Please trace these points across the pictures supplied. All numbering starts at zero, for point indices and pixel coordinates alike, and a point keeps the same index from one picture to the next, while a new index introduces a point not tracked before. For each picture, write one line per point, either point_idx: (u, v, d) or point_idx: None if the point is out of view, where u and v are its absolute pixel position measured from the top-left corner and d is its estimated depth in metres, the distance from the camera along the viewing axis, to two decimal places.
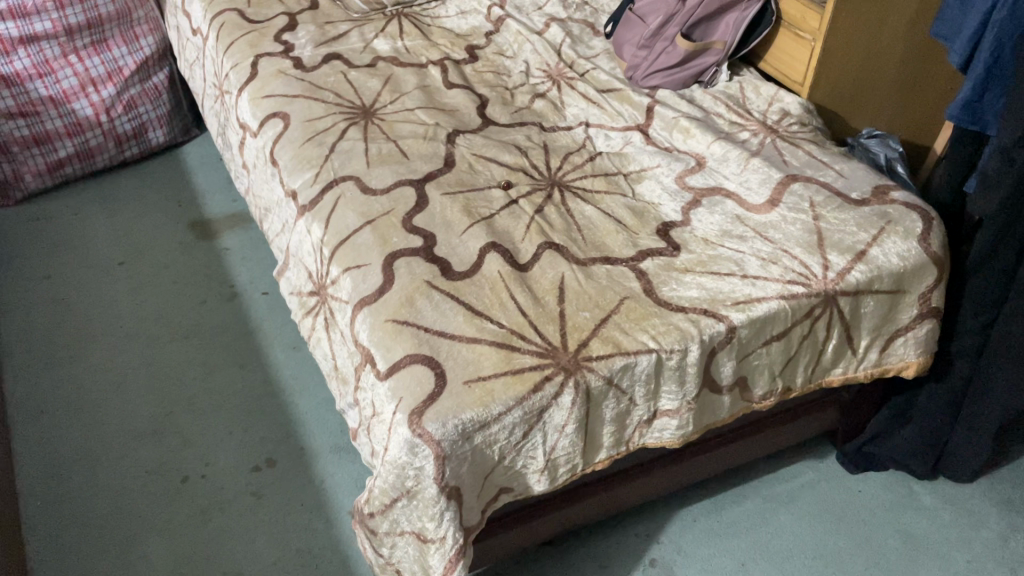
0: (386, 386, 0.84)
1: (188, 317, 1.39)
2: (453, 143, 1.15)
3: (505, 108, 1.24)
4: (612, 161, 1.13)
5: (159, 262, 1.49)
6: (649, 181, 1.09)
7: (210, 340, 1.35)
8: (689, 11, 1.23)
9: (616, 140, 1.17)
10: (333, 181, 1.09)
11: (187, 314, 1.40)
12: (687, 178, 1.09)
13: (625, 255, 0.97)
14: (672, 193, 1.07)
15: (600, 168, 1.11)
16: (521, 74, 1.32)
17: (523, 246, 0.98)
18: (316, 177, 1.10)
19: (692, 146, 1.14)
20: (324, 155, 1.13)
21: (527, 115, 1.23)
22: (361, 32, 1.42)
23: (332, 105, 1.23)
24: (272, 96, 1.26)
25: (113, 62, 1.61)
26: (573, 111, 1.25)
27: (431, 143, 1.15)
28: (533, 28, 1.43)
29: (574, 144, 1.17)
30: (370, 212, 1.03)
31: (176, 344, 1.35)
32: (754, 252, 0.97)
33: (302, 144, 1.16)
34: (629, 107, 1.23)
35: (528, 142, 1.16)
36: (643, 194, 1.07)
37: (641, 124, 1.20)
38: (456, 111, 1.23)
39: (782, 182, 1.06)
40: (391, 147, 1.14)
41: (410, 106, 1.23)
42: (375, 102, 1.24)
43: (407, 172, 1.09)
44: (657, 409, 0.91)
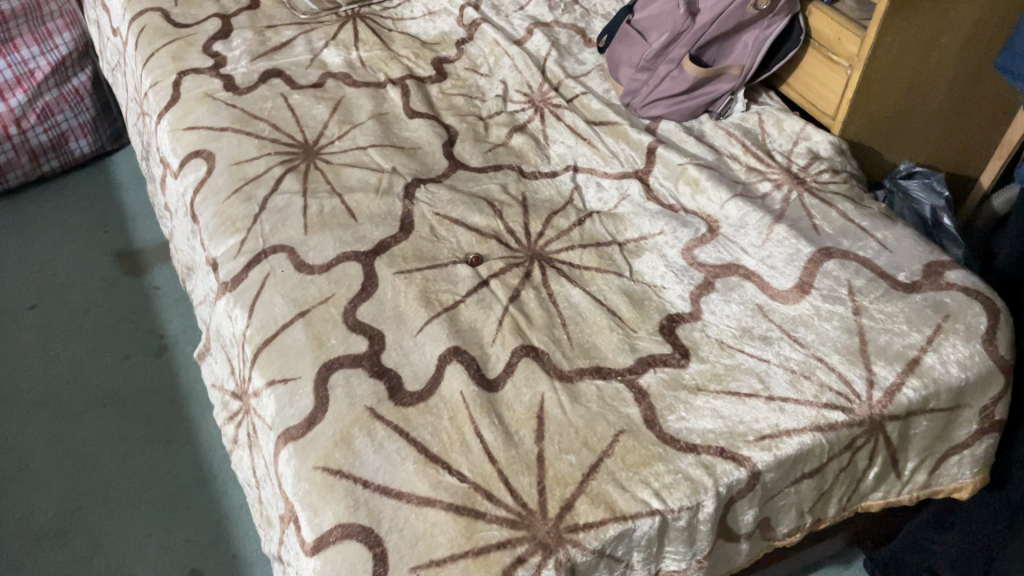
0: (311, 565, 0.66)
1: (107, 377, 1.19)
2: (411, 197, 0.95)
3: (477, 146, 1.04)
4: (604, 224, 0.92)
5: (77, 305, 1.28)
6: (651, 252, 0.89)
7: (130, 409, 1.15)
8: (699, 30, 1.01)
9: (610, 194, 0.97)
10: (262, 253, 0.88)
11: (107, 373, 1.19)
12: (695, 251, 0.89)
13: (620, 365, 0.77)
14: (678, 271, 0.87)
15: (591, 233, 0.91)
16: (497, 99, 1.10)
17: (492, 351, 0.78)
18: (241, 246, 0.89)
19: (702, 205, 0.94)
20: (253, 215, 0.92)
21: (503, 156, 1.03)
22: (308, 39, 1.19)
23: (267, 143, 1.01)
24: (195, 129, 1.04)
25: (22, 65, 1.38)
26: (558, 150, 1.04)
27: (384, 198, 0.94)
28: (513, 36, 1.21)
29: (559, 199, 0.96)
30: (306, 300, 0.83)
31: (90, 413, 1.14)
32: (781, 362, 0.78)
33: (227, 197, 0.95)
34: (625, 146, 1.03)
35: (503, 196, 0.96)
36: (642, 271, 0.87)
37: (639, 170, 1.00)
38: (417, 150, 1.02)
39: (813, 260, 0.86)
40: (335, 204, 0.93)
41: (362, 144, 1.02)
42: (319, 137, 1.03)
43: (353, 241, 0.89)
44: (658, 569, 0.72)
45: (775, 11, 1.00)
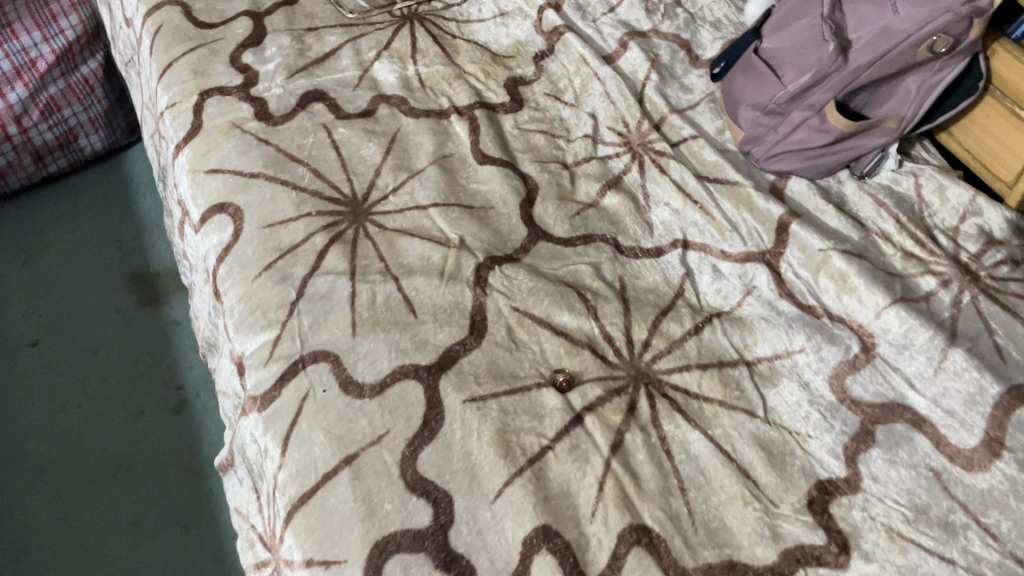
0: None
1: (118, 438, 1.03)
2: (483, 284, 0.76)
3: (562, 207, 0.84)
4: (728, 333, 0.73)
5: (85, 342, 1.12)
6: (789, 379, 0.70)
7: (144, 482, 1.00)
8: (853, 73, 0.78)
9: (731, 285, 0.77)
10: (298, 361, 0.70)
11: (118, 434, 1.04)
12: (846, 381, 0.70)
13: (760, 561, 0.60)
14: (826, 411, 0.68)
15: (711, 348, 0.72)
16: (585, 140, 0.90)
17: (593, 533, 0.61)
18: (273, 348, 0.72)
19: (850, 310, 0.75)
20: (288, 304, 0.74)
21: (594, 220, 0.83)
22: (356, 48, 0.99)
23: (306, 198, 0.82)
24: (219, 173, 0.85)
25: (22, 54, 1.19)
26: (661, 216, 0.83)
27: (450, 284, 0.75)
28: (602, 51, 1.00)
29: (668, 289, 0.77)
30: (353, 438, 0.65)
31: (99, 485, 0.99)
32: (970, 564, 0.60)
33: (257, 275, 0.77)
34: (748, 215, 0.82)
35: (597, 283, 0.77)
36: (778, 408, 0.68)
37: (767, 251, 0.80)
38: (489, 212, 0.83)
39: (1002, 408, 0.67)
40: (389, 291, 0.75)
41: (421, 202, 0.83)
42: (369, 191, 0.84)
43: (412, 350, 0.71)
44: None
45: (953, 54, 0.78)
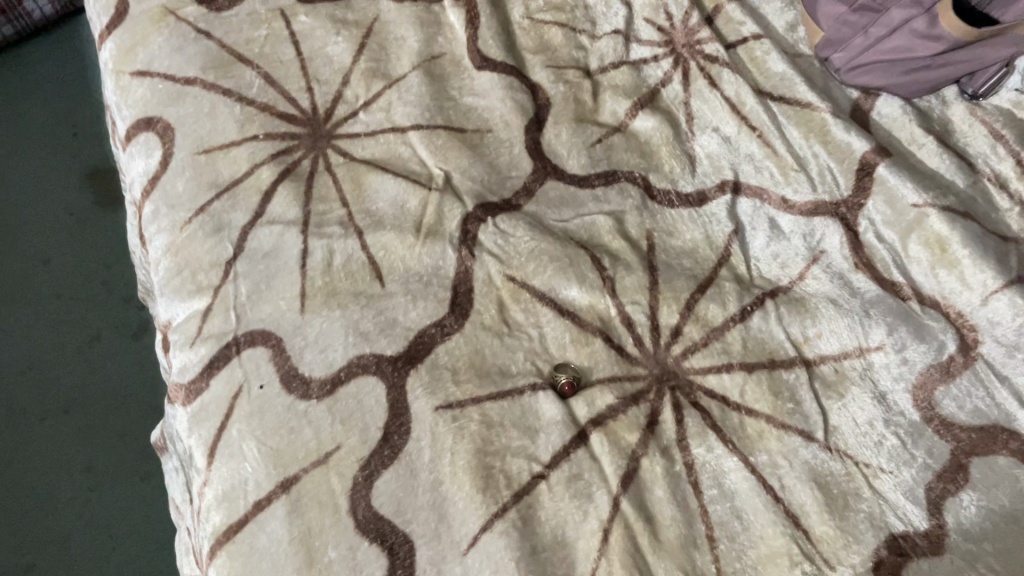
0: None
1: (72, 368, 0.90)
2: (471, 243, 0.59)
3: (579, 132, 0.65)
4: (786, 319, 0.56)
5: (34, 253, 0.97)
6: (859, 389, 0.54)
7: (100, 421, 0.87)
8: None
9: (792, 248, 0.60)
10: (231, 343, 0.56)
11: (72, 363, 0.90)
12: (934, 393, 0.54)
13: None
14: (906, 437, 0.53)
15: (762, 340, 0.55)
16: (614, 36, 0.69)
17: None
18: (202, 323, 0.57)
19: (947, 291, 0.57)
20: (223, 265, 0.58)
21: (620, 150, 0.64)
22: None
23: (252, 113, 0.64)
24: (147, 77, 0.67)
25: None
26: (707, 146, 0.65)
27: (429, 243, 0.59)
28: None
29: (709, 253, 0.60)
30: (295, 455, 0.52)
31: (49, 425, 0.87)
32: None
33: (187, 221, 0.61)
34: (821, 149, 0.63)
35: (618, 243, 0.60)
36: (843, 429, 0.53)
37: (844, 202, 0.61)
38: (485, 138, 0.65)
39: None
40: (350, 249, 0.59)
41: (399, 122, 0.64)
42: (334, 105, 0.65)
43: (375, 334, 0.56)
44: None
45: None
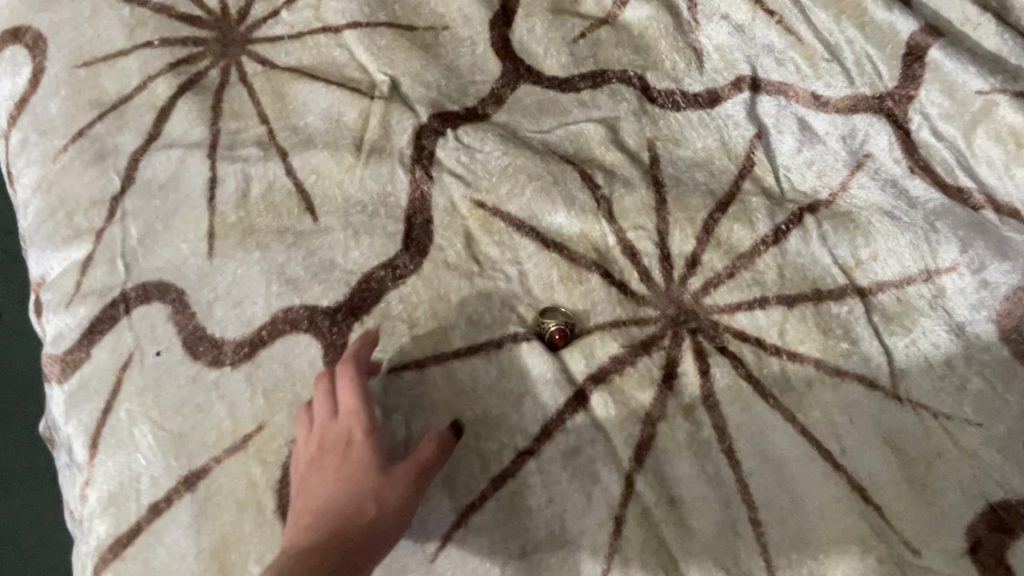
0: None
1: None
2: (427, 161, 0.46)
3: (556, 25, 0.52)
4: (832, 239, 0.44)
5: None
6: (931, 321, 0.42)
7: None
8: None
9: (830, 154, 0.48)
10: (117, 301, 0.43)
11: None
12: None
13: None
14: (996, 380, 0.41)
15: (803, 267, 0.44)
16: None
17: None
18: (82, 276, 0.44)
19: None
20: (108, 202, 0.45)
21: (609, 45, 0.52)
22: None
23: (144, 16, 0.51)
24: None
25: None
26: (716, 36, 0.52)
27: (372, 163, 0.46)
28: None
29: (727, 164, 0.48)
30: (203, 441, 0.39)
31: None
32: None
33: (62, 149, 0.47)
34: (857, 33, 0.51)
35: (614, 157, 0.48)
36: (914, 373, 0.41)
37: (888, 96, 0.49)
38: (440, 35, 0.51)
39: None
40: (272, 175, 0.46)
41: (331, 19, 0.51)
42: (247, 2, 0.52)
43: (306, 281, 0.43)
44: None
45: None
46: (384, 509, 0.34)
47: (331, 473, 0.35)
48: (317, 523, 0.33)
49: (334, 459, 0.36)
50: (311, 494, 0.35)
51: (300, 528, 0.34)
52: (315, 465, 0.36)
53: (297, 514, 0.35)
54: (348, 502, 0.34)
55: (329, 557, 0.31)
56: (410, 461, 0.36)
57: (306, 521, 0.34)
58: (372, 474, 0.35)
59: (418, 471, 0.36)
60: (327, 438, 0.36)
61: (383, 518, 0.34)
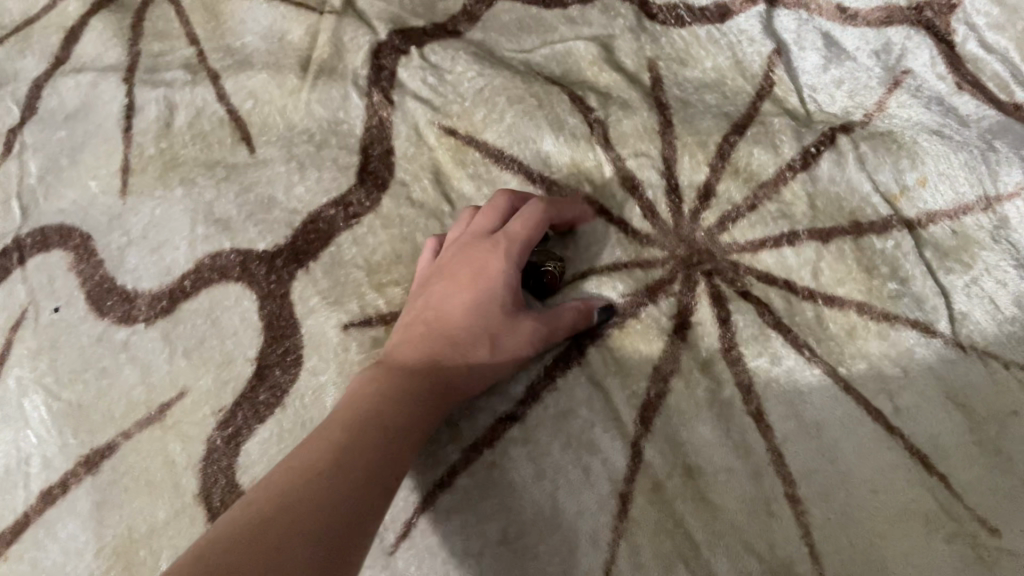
0: None
1: None
2: (387, 83, 0.39)
3: None
4: (871, 163, 0.37)
5: None
6: (994, 255, 0.35)
7: None
8: None
9: (862, 70, 0.41)
10: (11, 248, 0.36)
11: None
12: None
13: None
14: None
15: (838, 196, 0.36)
16: None
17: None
18: None
19: None
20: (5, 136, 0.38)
21: None
22: None
23: None
24: None
25: None
26: None
27: (321, 86, 0.39)
28: None
29: (741, 85, 0.41)
30: (108, 412, 0.32)
31: None
32: None
33: None
34: None
35: (608, 78, 0.40)
36: (978, 317, 0.34)
37: (929, 3, 0.42)
38: None
39: None
40: (200, 101, 0.38)
41: None
42: None
43: (239, 222, 0.35)
44: None
45: None
46: (492, 360, 0.31)
47: (462, 290, 0.31)
48: (425, 347, 0.30)
49: (466, 282, 0.31)
50: (430, 303, 0.32)
51: (406, 343, 0.31)
52: (445, 272, 0.32)
53: (414, 320, 0.32)
54: (465, 338, 0.30)
55: (423, 401, 0.29)
56: (542, 318, 0.32)
57: (421, 330, 0.31)
58: (505, 316, 0.31)
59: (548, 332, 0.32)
60: (466, 257, 0.32)
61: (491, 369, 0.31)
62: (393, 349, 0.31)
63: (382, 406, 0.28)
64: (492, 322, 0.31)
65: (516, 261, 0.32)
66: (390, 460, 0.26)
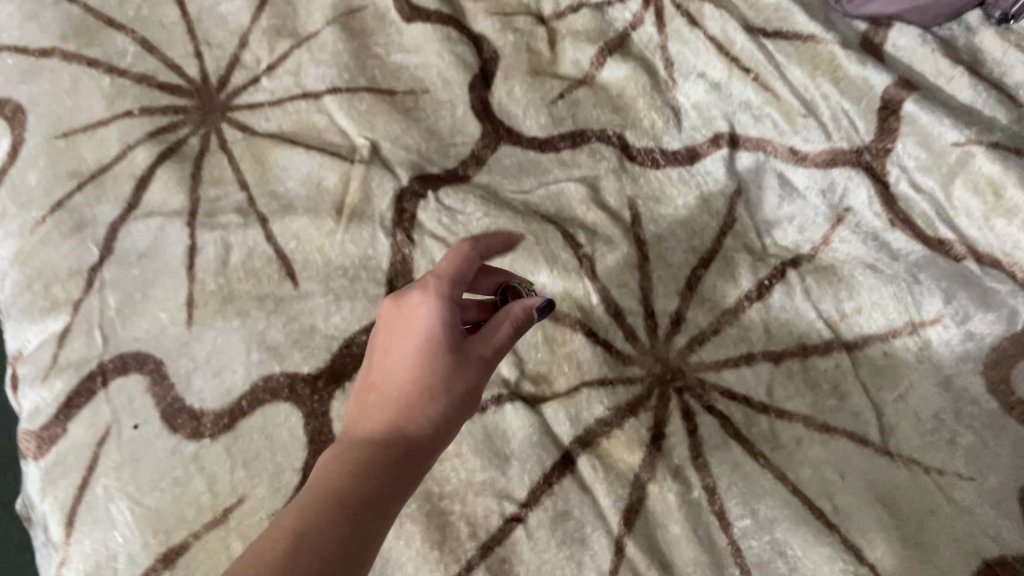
0: None
1: None
2: (409, 224, 0.47)
3: (536, 86, 0.52)
4: (816, 294, 0.44)
5: None
6: (918, 374, 0.42)
7: None
8: None
9: (810, 209, 0.48)
10: (95, 373, 0.42)
11: None
12: (1012, 375, 0.41)
13: None
14: (986, 432, 0.40)
15: (788, 322, 0.43)
16: None
17: None
18: (58, 350, 0.43)
19: (1009, 245, 0.45)
20: (86, 273, 0.45)
21: (589, 105, 0.52)
22: None
23: (125, 86, 0.51)
24: None
25: None
26: (692, 95, 0.53)
27: (353, 227, 0.46)
28: None
29: (708, 221, 0.48)
30: (181, 515, 0.39)
31: None
32: None
33: (39, 221, 0.47)
34: (829, 87, 0.51)
35: (594, 216, 0.48)
36: (904, 427, 0.41)
37: (866, 149, 0.49)
38: (421, 99, 0.52)
39: None
40: (252, 241, 0.46)
41: (311, 86, 0.52)
42: (229, 71, 0.53)
43: (287, 348, 0.43)
44: None
45: None
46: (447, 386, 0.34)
47: (401, 341, 0.35)
48: (385, 403, 0.34)
49: (404, 338, 0.34)
50: (377, 366, 0.35)
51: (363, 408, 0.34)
52: (386, 332, 0.36)
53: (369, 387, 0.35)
54: (414, 386, 0.34)
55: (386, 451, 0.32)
56: (482, 336, 0.35)
57: (378, 390, 0.35)
58: (449, 357, 0.34)
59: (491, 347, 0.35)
60: (399, 311, 0.35)
61: (447, 409, 0.34)
62: (358, 417, 0.34)
63: (345, 468, 0.31)
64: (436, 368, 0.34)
65: (442, 300, 0.35)
66: (357, 514, 0.30)
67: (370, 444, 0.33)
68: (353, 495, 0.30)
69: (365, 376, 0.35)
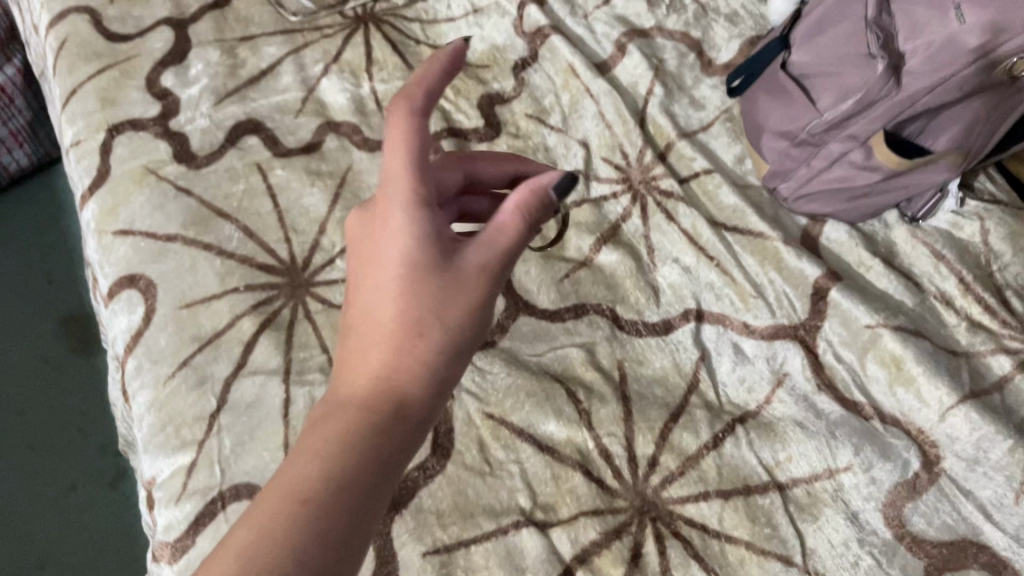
0: None
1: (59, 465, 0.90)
2: None
3: (547, 267, 0.67)
4: (757, 445, 0.59)
5: (5, 405, 0.93)
6: (832, 510, 0.56)
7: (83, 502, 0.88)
8: (907, 101, 0.60)
9: (757, 373, 0.63)
10: (216, 498, 0.57)
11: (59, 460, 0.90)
12: (904, 511, 0.57)
13: None
14: (881, 556, 0.55)
15: (737, 467, 0.58)
16: (574, 177, 0.73)
17: None
18: (187, 479, 0.58)
19: (907, 409, 0.61)
20: (207, 419, 0.60)
21: (588, 282, 0.67)
22: (299, 61, 0.80)
23: (233, 266, 0.67)
24: (129, 236, 0.68)
25: None
26: (669, 276, 0.68)
27: None
28: (597, 58, 0.82)
29: (678, 381, 0.62)
30: None
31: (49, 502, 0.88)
32: None
33: (170, 375, 0.62)
34: (776, 275, 0.67)
35: (591, 374, 0.62)
36: (820, 551, 0.55)
37: (801, 326, 0.65)
38: None
39: None
40: None
41: None
42: (311, 254, 0.69)
43: None
44: None
45: None
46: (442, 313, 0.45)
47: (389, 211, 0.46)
48: (384, 328, 0.45)
49: (384, 240, 0.45)
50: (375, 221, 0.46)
51: (361, 349, 0.46)
52: (370, 238, 0.46)
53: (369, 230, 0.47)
54: (405, 312, 0.45)
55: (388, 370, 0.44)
56: (471, 252, 0.45)
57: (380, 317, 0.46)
58: (435, 279, 0.45)
59: (478, 263, 0.45)
60: (379, 227, 0.46)
61: (439, 334, 0.45)
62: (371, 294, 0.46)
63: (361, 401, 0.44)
64: (406, 285, 0.44)
65: (411, 209, 0.45)
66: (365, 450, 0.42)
67: (381, 378, 0.44)
68: (365, 439, 0.42)
69: (357, 309, 0.46)
